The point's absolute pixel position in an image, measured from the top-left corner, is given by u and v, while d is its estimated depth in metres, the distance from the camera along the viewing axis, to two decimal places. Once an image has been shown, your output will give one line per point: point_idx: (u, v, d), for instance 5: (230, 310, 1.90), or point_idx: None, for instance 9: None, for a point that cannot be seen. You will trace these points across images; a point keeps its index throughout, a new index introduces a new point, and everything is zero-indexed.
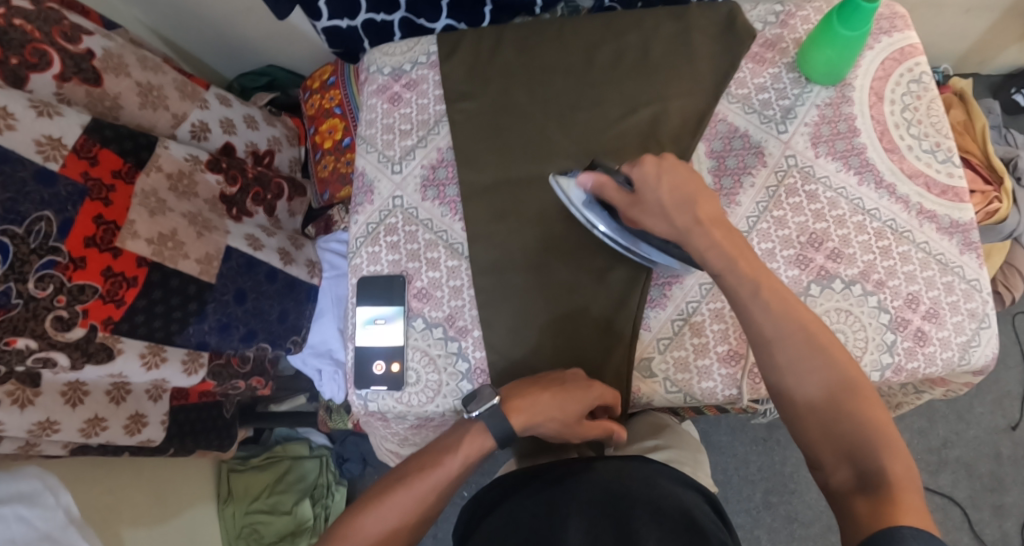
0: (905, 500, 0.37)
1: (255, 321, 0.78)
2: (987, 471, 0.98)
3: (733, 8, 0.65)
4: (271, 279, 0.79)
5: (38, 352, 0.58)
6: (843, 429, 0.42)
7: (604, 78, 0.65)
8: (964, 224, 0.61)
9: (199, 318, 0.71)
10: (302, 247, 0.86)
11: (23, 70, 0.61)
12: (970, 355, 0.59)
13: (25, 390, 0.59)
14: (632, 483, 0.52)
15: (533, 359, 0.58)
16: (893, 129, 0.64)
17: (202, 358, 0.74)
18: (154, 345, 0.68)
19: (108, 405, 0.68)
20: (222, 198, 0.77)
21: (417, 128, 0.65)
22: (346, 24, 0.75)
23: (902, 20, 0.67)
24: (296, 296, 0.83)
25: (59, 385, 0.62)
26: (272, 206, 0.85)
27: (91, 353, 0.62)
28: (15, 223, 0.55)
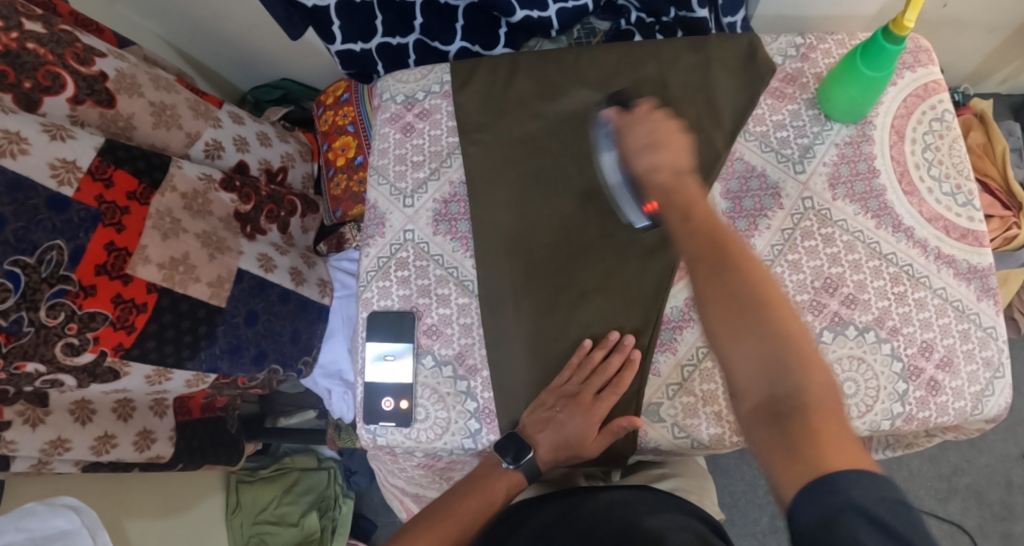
0: (826, 429, 0.33)
1: (267, 341, 0.77)
2: (997, 500, 0.98)
3: (754, 39, 0.63)
4: (284, 300, 0.79)
5: (47, 375, 0.59)
6: (764, 350, 0.37)
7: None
8: (983, 270, 0.60)
9: (209, 341, 0.71)
10: (314, 265, 0.86)
11: (36, 93, 0.60)
12: (984, 405, 0.58)
13: (36, 410, 0.60)
14: (633, 514, 0.49)
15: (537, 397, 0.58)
16: (914, 169, 0.62)
17: (207, 378, 0.73)
18: (161, 369, 0.67)
19: (115, 422, 0.69)
20: (235, 216, 0.77)
21: (429, 160, 0.65)
22: (359, 47, 0.75)
23: (927, 54, 0.65)
24: (308, 315, 0.83)
25: (66, 402, 0.64)
26: (285, 223, 0.85)
27: (97, 374, 0.63)
28: (27, 253, 0.55)
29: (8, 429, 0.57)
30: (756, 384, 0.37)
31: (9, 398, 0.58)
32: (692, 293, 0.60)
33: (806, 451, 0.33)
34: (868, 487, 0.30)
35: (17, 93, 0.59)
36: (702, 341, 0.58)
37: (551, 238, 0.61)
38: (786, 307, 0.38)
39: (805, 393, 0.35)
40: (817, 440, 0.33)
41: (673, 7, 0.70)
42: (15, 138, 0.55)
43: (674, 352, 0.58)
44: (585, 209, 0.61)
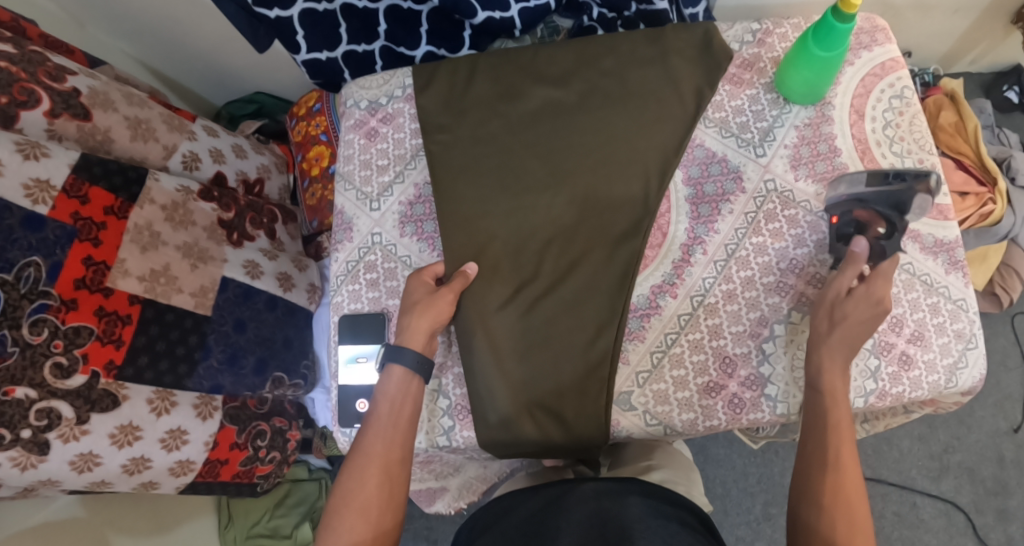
0: None
1: (262, 349, 0.77)
2: (989, 475, 0.97)
3: (709, 28, 0.64)
4: (271, 308, 0.79)
5: (39, 402, 0.57)
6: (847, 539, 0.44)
7: (585, 106, 0.64)
8: (949, 243, 0.61)
9: (203, 352, 0.71)
10: (306, 269, 0.86)
11: (13, 108, 0.61)
12: (958, 378, 0.58)
13: (31, 456, 0.57)
14: (619, 504, 0.50)
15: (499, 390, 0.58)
16: (875, 147, 0.62)
17: (214, 402, 0.74)
18: (162, 390, 0.68)
19: (120, 475, 0.64)
20: (220, 224, 0.77)
21: (394, 163, 0.66)
22: (325, 56, 0.76)
23: (882, 33, 0.66)
24: (296, 322, 0.83)
25: (69, 454, 0.59)
26: (271, 230, 0.86)
27: (94, 401, 0.61)
28: (4, 270, 0.55)
29: None
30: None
31: (4, 444, 0.54)
32: (657, 281, 0.60)
33: None
34: None
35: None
36: (670, 328, 0.59)
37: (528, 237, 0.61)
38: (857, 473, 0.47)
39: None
40: None
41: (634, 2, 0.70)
42: None
43: (642, 341, 0.59)
44: (560, 207, 0.61)
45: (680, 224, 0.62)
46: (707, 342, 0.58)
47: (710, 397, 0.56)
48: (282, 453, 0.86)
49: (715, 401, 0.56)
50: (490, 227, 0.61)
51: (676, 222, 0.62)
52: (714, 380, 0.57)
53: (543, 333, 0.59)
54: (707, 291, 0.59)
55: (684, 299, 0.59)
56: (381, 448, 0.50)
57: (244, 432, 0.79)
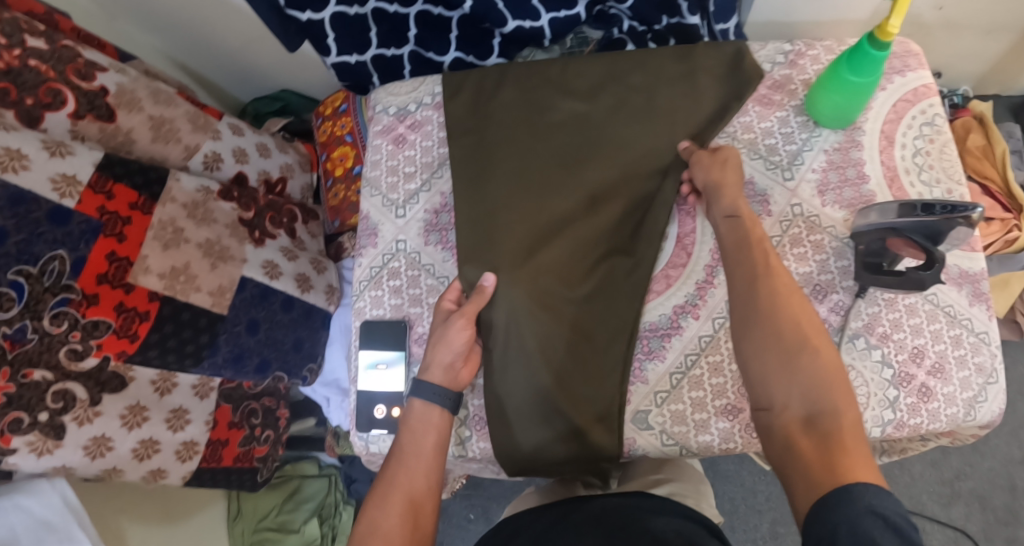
0: (855, 452, 0.39)
1: (269, 350, 0.78)
2: (1001, 504, 0.96)
3: (741, 48, 0.63)
4: (287, 309, 0.80)
5: (55, 385, 0.58)
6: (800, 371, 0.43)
7: (611, 120, 0.64)
8: (974, 274, 0.60)
9: (211, 350, 0.72)
10: (325, 271, 0.87)
11: (38, 110, 0.62)
12: (976, 411, 0.58)
13: (48, 441, 0.57)
14: (629, 519, 0.51)
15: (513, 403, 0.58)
16: (904, 174, 0.62)
17: (213, 382, 0.75)
18: (165, 372, 0.69)
19: (131, 462, 0.65)
20: (241, 222, 0.78)
21: (421, 171, 0.66)
22: (354, 59, 0.77)
23: (916, 58, 0.66)
24: (311, 323, 0.83)
25: (83, 438, 0.60)
26: (290, 229, 0.86)
27: (104, 382, 0.62)
28: (30, 263, 0.56)
29: (12, 458, 0.54)
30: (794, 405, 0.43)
31: (23, 428, 0.55)
32: (680, 301, 0.60)
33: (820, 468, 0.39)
34: (883, 498, 0.35)
35: (19, 109, 0.60)
36: (691, 349, 0.59)
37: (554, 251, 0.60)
38: (829, 349, 0.44)
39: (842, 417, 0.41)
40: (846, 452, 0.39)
41: (665, 16, 0.71)
42: (15, 154, 0.56)
43: (662, 360, 0.59)
44: (581, 220, 0.61)
45: (706, 245, 0.61)
46: (727, 364, 0.58)
47: (728, 419, 0.56)
48: (274, 432, 0.89)
49: (733, 424, 0.56)
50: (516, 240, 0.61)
51: (701, 242, 0.62)
52: (733, 403, 0.57)
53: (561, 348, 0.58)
54: (729, 314, 0.59)
55: (706, 320, 0.59)
56: (405, 478, 0.50)
57: (239, 411, 0.81)
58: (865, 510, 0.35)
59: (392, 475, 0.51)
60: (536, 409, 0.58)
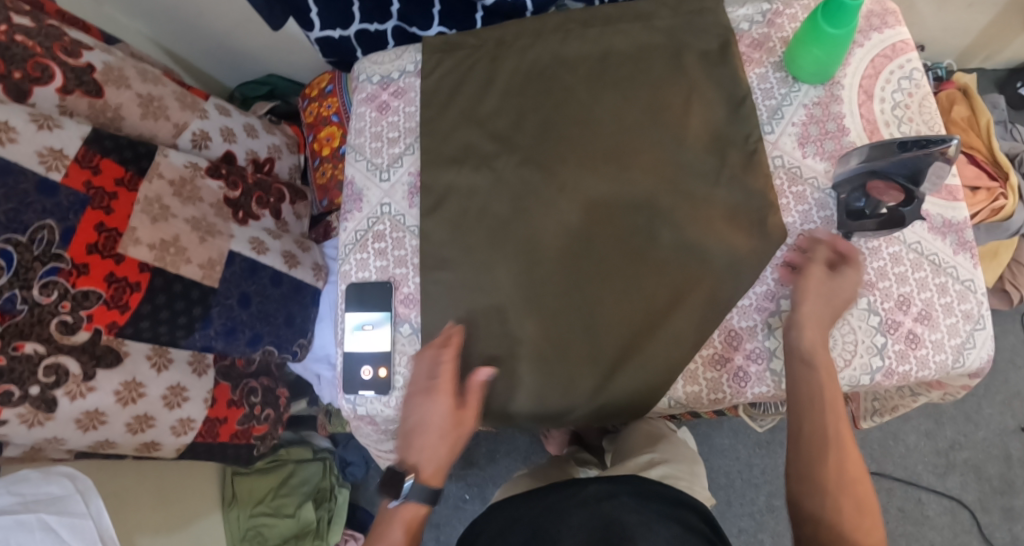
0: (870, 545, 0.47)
1: (261, 325, 0.77)
2: (996, 474, 0.96)
3: (727, 37, 0.64)
4: (276, 284, 0.79)
5: (48, 358, 0.57)
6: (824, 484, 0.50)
7: (612, 94, 0.64)
8: (958, 223, 0.60)
9: (204, 322, 0.71)
10: (309, 249, 0.86)
11: (26, 84, 0.62)
12: (965, 358, 0.58)
13: (39, 414, 0.57)
14: (624, 512, 0.49)
15: (510, 397, 0.59)
16: (884, 127, 0.63)
17: (206, 360, 0.75)
18: (159, 346, 0.68)
19: (124, 435, 0.65)
20: (226, 202, 0.78)
21: (405, 136, 0.66)
22: (337, 35, 0.78)
23: (893, 16, 0.66)
24: (302, 299, 0.82)
25: (75, 412, 0.59)
26: (277, 209, 0.85)
27: (98, 355, 0.62)
28: (19, 232, 0.56)
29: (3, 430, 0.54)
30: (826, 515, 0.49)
31: (14, 400, 0.54)
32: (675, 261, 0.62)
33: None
34: None
35: (6, 84, 0.60)
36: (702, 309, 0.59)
37: (550, 229, 0.61)
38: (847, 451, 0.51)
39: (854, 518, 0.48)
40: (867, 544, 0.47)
41: None
42: (4, 127, 0.57)
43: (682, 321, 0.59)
44: (575, 214, 0.61)
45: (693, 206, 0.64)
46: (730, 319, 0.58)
47: (715, 369, 0.57)
48: (275, 410, 0.86)
49: (720, 374, 0.57)
50: (512, 213, 0.62)
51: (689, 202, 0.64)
52: (720, 352, 0.57)
53: (559, 338, 0.59)
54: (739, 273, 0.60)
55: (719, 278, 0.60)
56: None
57: (237, 389, 0.79)
58: None
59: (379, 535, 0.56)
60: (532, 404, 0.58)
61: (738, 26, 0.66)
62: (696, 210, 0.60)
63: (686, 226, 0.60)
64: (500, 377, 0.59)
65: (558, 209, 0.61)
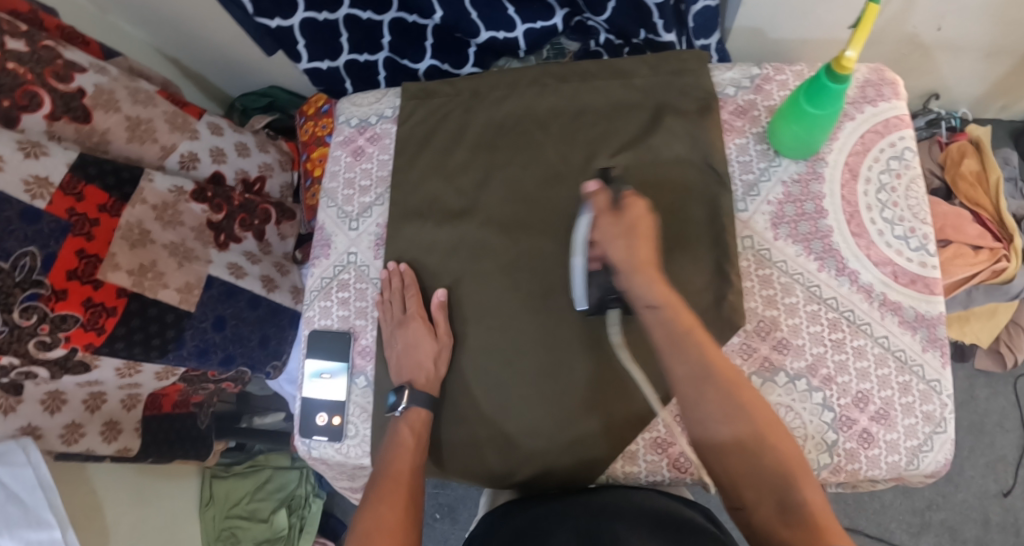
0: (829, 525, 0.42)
1: (235, 346, 0.79)
2: (972, 538, 0.94)
3: (709, 98, 0.62)
4: (253, 307, 0.81)
5: (20, 367, 0.60)
6: (755, 457, 0.46)
7: (586, 152, 0.63)
8: (931, 319, 0.58)
9: (176, 344, 0.72)
10: (288, 273, 0.88)
11: (15, 111, 0.61)
12: (920, 461, 0.56)
13: (9, 398, 0.61)
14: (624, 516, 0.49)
15: (480, 452, 0.59)
16: (865, 211, 0.60)
17: (176, 371, 0.76)
18: (131, 361, 0.69)
19: (84, 415, 0.69)
20: (207, 225, 0.79)
21: (376, 185, 0.66)
22: (326, 65, 0.78)
23: (890, 87, 0.63)
24: (278, 321, 0.84)
25: (39, 393, 0.63)
26: (260, 230, 0.86)
27: (69, 367, 0.64)
28: (2, 259, 0.57)
29: None
30: (763, 501, 0.45)
31: None
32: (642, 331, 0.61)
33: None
34: None
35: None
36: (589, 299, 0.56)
37: (511, 295, 0.61)
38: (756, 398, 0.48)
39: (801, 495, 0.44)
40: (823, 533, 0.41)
41: (642, 29, 0.71)
42: None
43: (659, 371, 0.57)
44: (538, 279, 0.61)
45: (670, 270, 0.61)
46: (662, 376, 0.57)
47: (656, 452, 0.57)
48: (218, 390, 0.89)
49: (661, 457, 0.57)
50: (479, 274, 0.62)
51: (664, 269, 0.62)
52: (662, 436, 0.57)
53: (515, 401, 0.59)
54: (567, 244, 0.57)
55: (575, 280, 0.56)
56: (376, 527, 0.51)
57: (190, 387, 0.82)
58: None
59: (386, 464, 0.55)
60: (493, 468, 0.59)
61: (723, 90, 0.64)
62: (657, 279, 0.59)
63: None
64: (460, 427, 0.60)
65: (522, 270, 0.61)
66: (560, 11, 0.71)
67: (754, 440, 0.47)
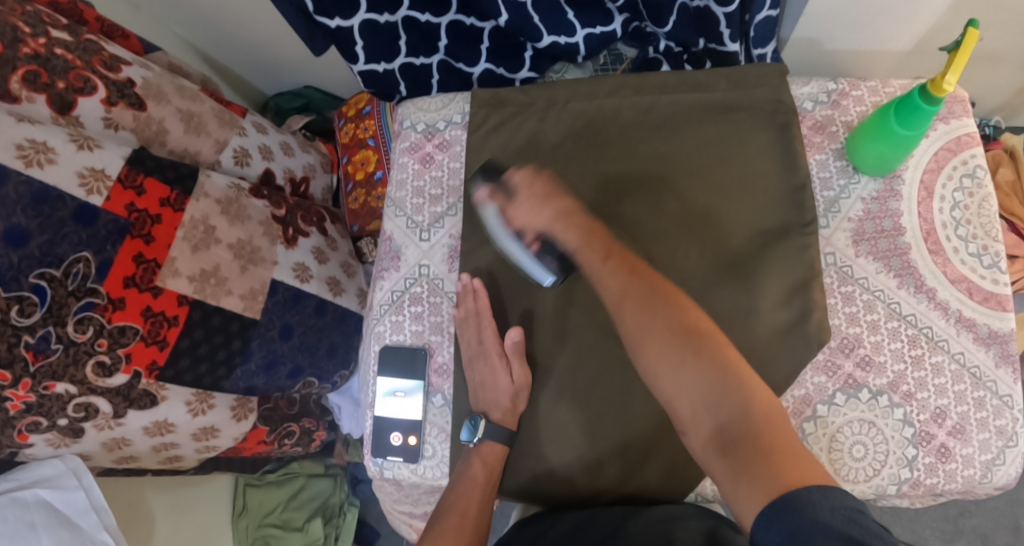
0: (776, 443, 0.39)
1: (302, 357, 0.76)
2: (1003, 543, 0.98)
3: (790, 115, 0.61)
4: (320, 313, 0.78)
5: (78, 398, 0.57)
6: (687, 373, 0.44)
7: (666, 164, 0.62)
8: (1004, 335, 0.59)
9: (244, 357, 0.69)
10: (354, 274, 0.86)
11: (70, 94, 0.59)
12: (993, 474, 0.58)
13: (65, 438, 0.59)
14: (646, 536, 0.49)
15: (572, 472, 0.58)
16: (941, 228, 0.61)
17: (250, 404, 0.73)
18: (201, 392, 0.66)
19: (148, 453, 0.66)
20: (274, 220, 0.75)
21: (447, 194, 0.65)
22: (382, 68, 0.74)
23: (962, 105, 0.64)
24: (344, 328, 0.82)
25: (102, 438, 0.61)
26: (322, 227, 0.83)
27: (132, 398, 0.61)
28: (53, 266, 0.54)
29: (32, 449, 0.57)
30: (701, 419, 0.43)
31: (42, 428, 0.56)
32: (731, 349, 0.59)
33: (744, 473, 0.38)
34: (822, 497, 0.34)
35: (50, 93, 0.58)
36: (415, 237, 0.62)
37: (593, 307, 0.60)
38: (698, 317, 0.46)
39: (747, 415, 0.41)
40: (772, 452, 0.38)
41: (702, 40, 0.68)
42: (43, 147, 0.54)
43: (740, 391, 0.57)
44: None
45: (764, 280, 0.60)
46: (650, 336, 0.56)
47: None
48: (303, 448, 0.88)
49: None
50: (567, 287, 0.60)
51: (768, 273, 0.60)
52: None
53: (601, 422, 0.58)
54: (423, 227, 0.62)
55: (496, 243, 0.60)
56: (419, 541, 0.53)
57: (274, 431, 0.79)
58: (818, 511, 0.33)
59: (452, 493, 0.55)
60: (574, 484, 0.58)
61: (801, 105, 0.65)
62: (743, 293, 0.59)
63: (729, 307, 0.58)
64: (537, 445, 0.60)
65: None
66: (619, 17, 0.70)
67: (679, 345, 0.45)
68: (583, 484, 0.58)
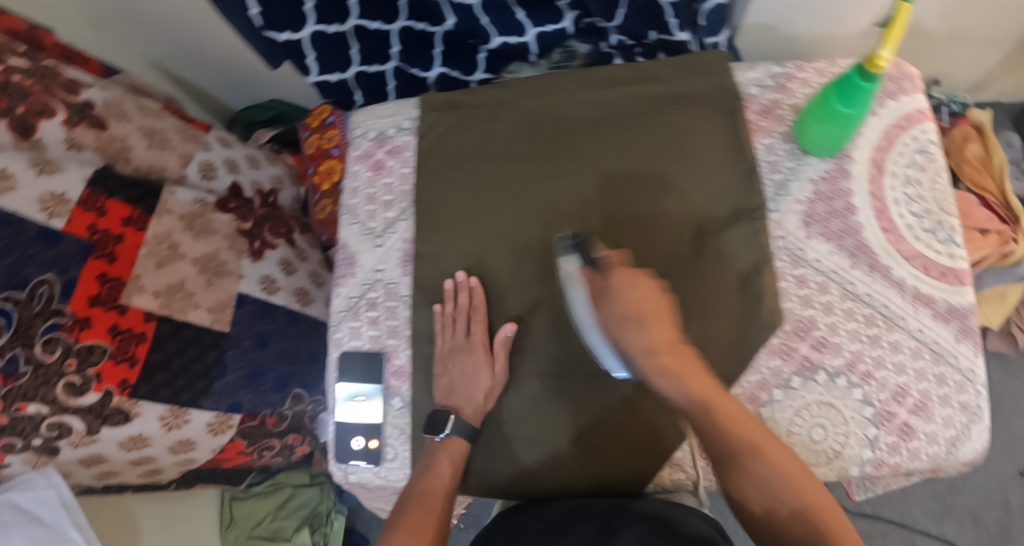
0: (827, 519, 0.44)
1: (284, 365, 0.76)
2: (993, 520, 0.96)
3: (734, 102, 0.62)
4: (293, 321, 0.79)
5: (50, 418, 0.57)
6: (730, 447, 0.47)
7: (619, 157, 0.62)
8: (962, 309, 0.59)
9: (222, 370, 0.70)
10: (323, 283, 0.87)
11: (31, 117, 0.61)
12: (958, 450, 0.57)
13: (42, 457, 0.59)
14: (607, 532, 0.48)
15: (534, 469, 0.58)
16: (892, 206, 0.61)
17: (231, 419, 0.71)
18: (177, 408, 0.65)
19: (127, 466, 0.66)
20: (240, 233, 0.77)
21: (399, 199, 0.65)
22: (336, 78, 0.78)
23: (910, 82, 0.63)
24: (321, 334, 0.83)
25: (79, 455, 0.61)
26: (290, 238, 0.85)
27: (106, 415, 0.61)
28: (19, 288, 0.55)
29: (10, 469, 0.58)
30: (752, 491, 0.47)
31: (17, 449, 0.57)
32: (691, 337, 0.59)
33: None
34: None
35: (11, 118, 0.59)
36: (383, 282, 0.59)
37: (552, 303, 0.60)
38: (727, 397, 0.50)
39: (792, 495, 0.46)
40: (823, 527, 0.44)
41: (654, 31, 0.68)
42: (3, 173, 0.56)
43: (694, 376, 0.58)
44: None
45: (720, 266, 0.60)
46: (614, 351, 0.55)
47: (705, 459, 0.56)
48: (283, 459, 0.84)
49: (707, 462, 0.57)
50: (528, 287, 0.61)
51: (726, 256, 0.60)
52: None
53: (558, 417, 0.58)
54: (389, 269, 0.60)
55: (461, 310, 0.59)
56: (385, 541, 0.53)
57: (253, 444, 0.76)
58: None
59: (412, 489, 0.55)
60: (540, 482, 0.58)
61: (747, 90, 0.64)
62: (702, 280, 0.59)
63: (691, 295, 0.59)
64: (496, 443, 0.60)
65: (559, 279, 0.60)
66: (570, 15, 0.68)
67: (724, 424, 0.48)
68: (548, 481, 0.58)
